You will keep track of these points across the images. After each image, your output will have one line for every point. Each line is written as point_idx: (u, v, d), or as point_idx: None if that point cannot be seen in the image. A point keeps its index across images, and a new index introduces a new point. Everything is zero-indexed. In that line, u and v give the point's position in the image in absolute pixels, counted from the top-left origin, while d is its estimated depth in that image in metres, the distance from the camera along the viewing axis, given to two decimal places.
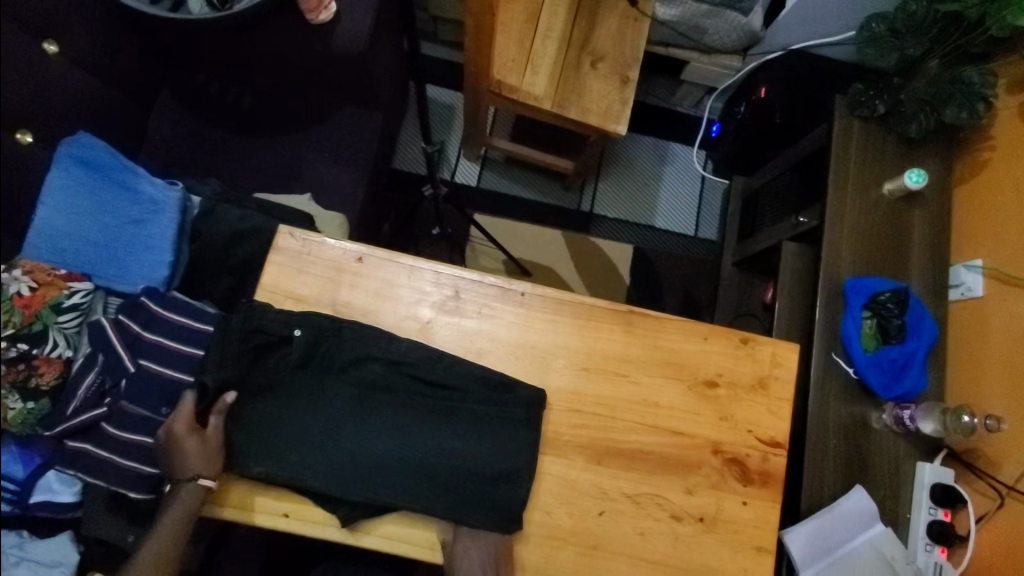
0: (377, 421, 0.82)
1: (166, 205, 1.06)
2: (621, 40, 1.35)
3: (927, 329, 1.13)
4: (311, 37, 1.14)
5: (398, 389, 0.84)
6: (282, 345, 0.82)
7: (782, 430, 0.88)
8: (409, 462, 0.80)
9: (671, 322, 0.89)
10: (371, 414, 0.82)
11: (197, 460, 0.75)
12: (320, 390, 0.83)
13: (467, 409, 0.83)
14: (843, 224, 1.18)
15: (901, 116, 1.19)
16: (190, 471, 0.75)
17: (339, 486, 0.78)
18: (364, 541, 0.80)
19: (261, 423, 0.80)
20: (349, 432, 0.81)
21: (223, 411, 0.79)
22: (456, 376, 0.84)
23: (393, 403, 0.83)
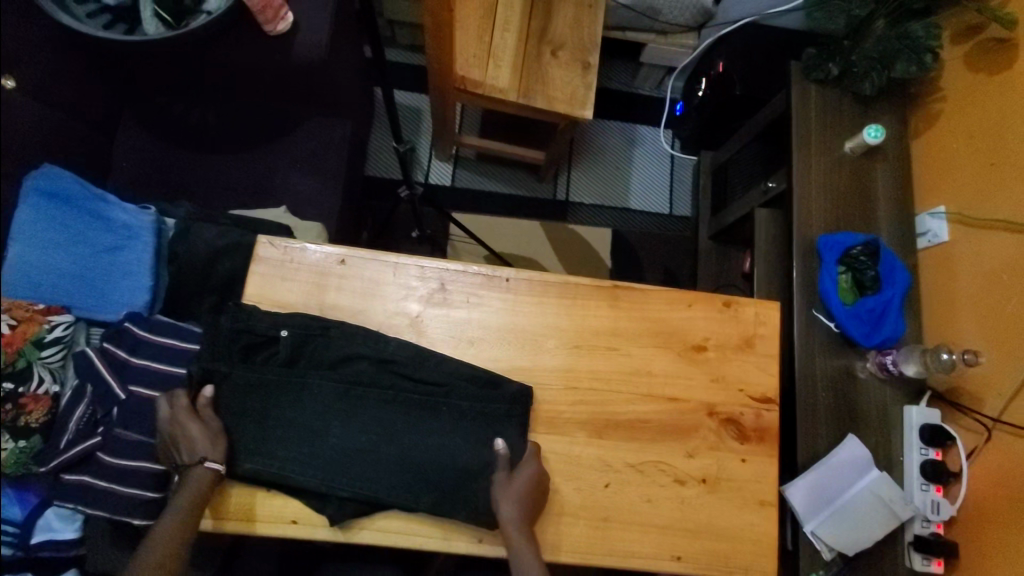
0: (359, 420, 0.81)
1: (141, 230, 1.05)
2: (578, 27, 1.37)
3: (901, 277, 1.16)
4: (271, 49, 1.14)
5: (404, 386, 0.82)
6: (272, 344, 0.82)
7: (773, 386, 0.90)
8: (402, 458, 0.80)
9: (656, 293, 0.91)
10: (351, 413, 0.81)
11: (197, 443, 0.75)
12: (325, 395, 0.81)
13: (475, 402, 0.82)
14: (811, 185, 1.21)
15: (854, 76, 1.22)
16: (194, 454, 0.75)
17: (327, 486, 0.78)
18: (357, 537, 0.79)
19: (262, 431, 0.80)
20: (332, 430, 0.80)
21: (208, 403, 0.78)
22: (440, 367, 0.84)
23: (373, 401, 0.82)
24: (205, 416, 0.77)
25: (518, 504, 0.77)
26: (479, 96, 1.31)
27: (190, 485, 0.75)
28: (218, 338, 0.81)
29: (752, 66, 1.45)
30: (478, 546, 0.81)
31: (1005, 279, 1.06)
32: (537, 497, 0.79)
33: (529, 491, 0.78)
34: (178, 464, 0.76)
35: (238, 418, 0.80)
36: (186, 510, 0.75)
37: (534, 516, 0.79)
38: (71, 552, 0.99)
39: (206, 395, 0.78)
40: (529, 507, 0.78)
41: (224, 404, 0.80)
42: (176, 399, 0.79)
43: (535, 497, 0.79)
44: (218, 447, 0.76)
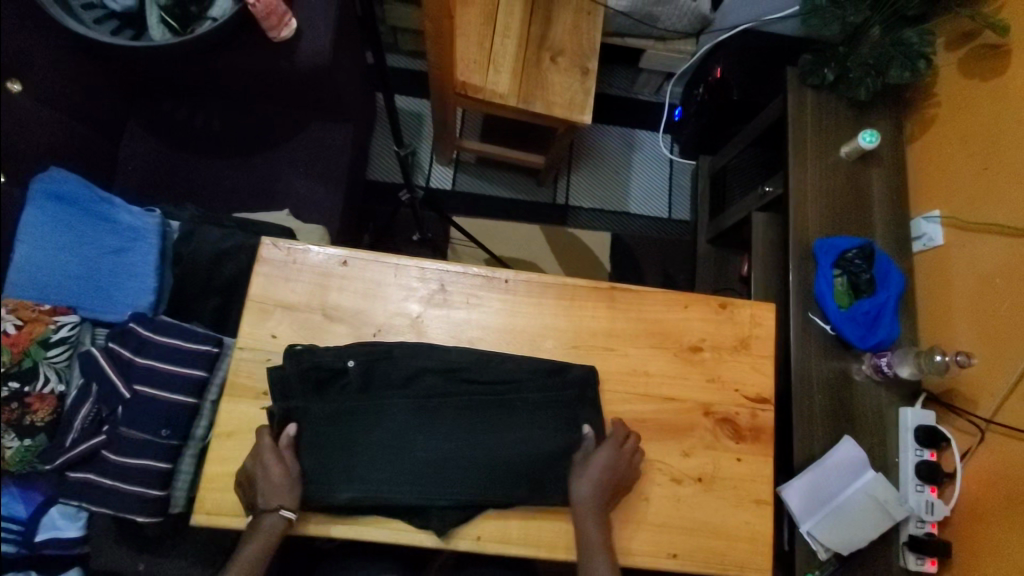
0: (376, 418, 0.82)
1: (146, 232, 1.07)
2: (578, 33, 1.39)
3: (895, 280, 1.17)
4: (275, 55, 1.17)
5: (445, 393, 0.84)
6: (338, 376, 0.83)
7: (768, 386, 0.91)
8: (476, 458, 0.82)
9: (652, 294, 0.93)
10: (366, 412, 0.82)
11: (276, 487, 0.77)
12: (369, 405, 0.83)
13: (514, 400, 0.84)
14: (807, 189, 1.23)
15: (849, 83, 1.24)
16: (272, 501, 0.77)
17: (411, 498, 0.80)
18: (460, 545, 0.82)
19: (316, 444, 0.82)
20: (343, 429, 0.82)
21: (290, 442, 0.81)
22: (476, 374, 0.85)
23: (399, 401, 0.83)
24: (287, 458, 0.79)
25: (597, 487, 0.81)
26: (480, 102, 1.33)
27: (264, 528, 0.78)
28: (286, 383, 0.81)
29: (750, 72, 1.46)
30: (478, 544, 0.82)
31: (998, 282, 1.07)
32: (617, 482, 0.82)
33: (609, 476, 0.81)
34: (254, 505, 0.79)
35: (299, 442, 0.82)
36: (259, 550, 0.78)
37: (612, 498, 0.82)
38: (75, 549, 1.00)
39: (287, 438, 0.80)
40: (608, 489, 0.81)
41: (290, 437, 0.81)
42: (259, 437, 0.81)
43: (615, 481, 0.82)
44: (295, 492, 0.79)
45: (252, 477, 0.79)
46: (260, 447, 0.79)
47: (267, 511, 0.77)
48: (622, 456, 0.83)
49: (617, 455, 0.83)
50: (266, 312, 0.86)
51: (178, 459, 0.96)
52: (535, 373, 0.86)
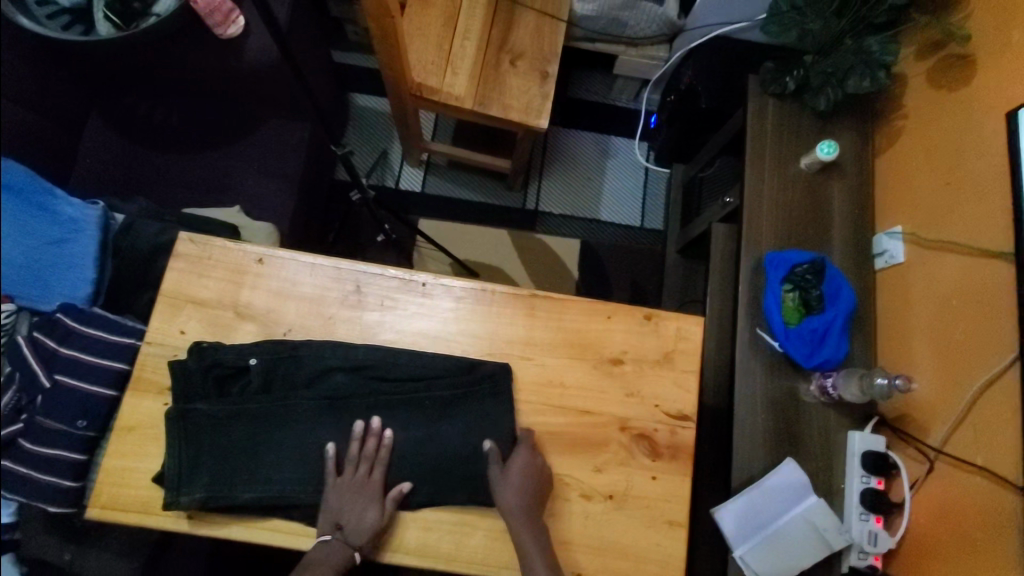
0: (279, 416, 0.81)
1: (86, 224, 1.07)
2: (539, 38, 1.38)
3: (845, 297, 1.11)
4: (225, 53, 1.19)
5: (354, 395, 0.83)
6: (242, 374, 0.83)
7: (690, 403, 0.87)
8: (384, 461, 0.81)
9: (575, 303, 0.90)
10: (269, 410, 0.81)
11: (367, 528, 0.77)
12: (274, 408, 0.81)
13: (428, 400, 0.83)
14: (762, 201, 1.19)
15: (811, 91, 1.20)
16: (354, 538, 0.76)
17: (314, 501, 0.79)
18: None
19: (209, 446, 0.80)
20: (234, 433, 0.80)
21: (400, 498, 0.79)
22: (390, 370, 0.84)
23: (305, 400, 0.82)
24: (388, 508, 0.79)
25: (523, 492, 0.79)
26: (436, 103, 1.32)
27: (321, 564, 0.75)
28: (187, 378, 0.81)
29: (718, 80, 1.42)
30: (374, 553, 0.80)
31: (954, 304, 1.03)
32: (541, 481, 0.81)
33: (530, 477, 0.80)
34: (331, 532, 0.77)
35: (194, 442, 0.79)
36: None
37: (540, 497, 0.80)
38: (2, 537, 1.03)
39: (402, 492, 0.79)
40: (532, 491, 0.79)
41: (184, 436, 0.79)
42: (374, 475, 0.79)
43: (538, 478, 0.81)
44: (372, 542, 0.78)
45: (346, 501, 0.78)
46: (374, 483, 0.78)
47: (346, 545, 0.76)
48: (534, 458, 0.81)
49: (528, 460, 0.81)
50: (177, 307, 0.86)
51: (94, 450, 0.97)
52: (444, 379, 0.84)
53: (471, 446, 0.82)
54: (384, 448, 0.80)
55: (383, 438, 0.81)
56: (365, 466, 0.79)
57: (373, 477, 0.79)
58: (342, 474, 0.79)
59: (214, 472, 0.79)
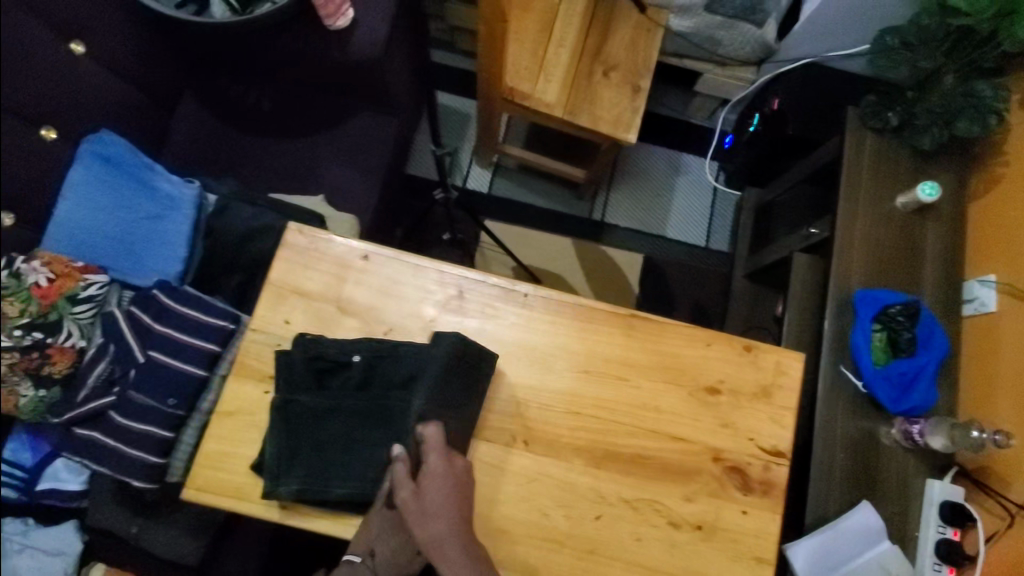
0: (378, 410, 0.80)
1: (182, 202, 1.09)
2: (634, 50, 1.37)
3: (937, 343, 1.10)
4: (328, 43, 1.17)
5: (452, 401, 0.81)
6: (342, 369, 0.83)
7: (786, 440, 0.86)
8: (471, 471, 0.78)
9: (674, 328, 0.89)
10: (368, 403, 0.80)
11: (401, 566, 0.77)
12: (370, 405, 0.81)
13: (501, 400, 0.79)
14: (854, 236, 1.16)
15: (914, 129, 1.18)
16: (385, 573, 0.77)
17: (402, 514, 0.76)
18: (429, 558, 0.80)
19: (307, 440, 0.79)
20: (331, 428, 0.80)
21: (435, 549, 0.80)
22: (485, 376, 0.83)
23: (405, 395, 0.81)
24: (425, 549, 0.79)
25: (442, 512, 0.72)
26: (525, 109, 1.32)
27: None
28: (291, 370, 0.81)
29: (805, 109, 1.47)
30: None
31: None
32: (456, 496, 0.74)
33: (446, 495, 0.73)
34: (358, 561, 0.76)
35: (294, 435, 0.79)
36: None
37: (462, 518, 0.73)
38: (73, 503, 1.06)
39: None
40: (451, 514, 0.73)
41: (284, 427, 0.79)
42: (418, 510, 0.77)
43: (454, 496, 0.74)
44: None
45: (388, 532, 0.76)
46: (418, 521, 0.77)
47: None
48: (444, 474, 0.74)
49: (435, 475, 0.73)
50: (282, 297, 0.86)
51: (183, 429, 0.95)
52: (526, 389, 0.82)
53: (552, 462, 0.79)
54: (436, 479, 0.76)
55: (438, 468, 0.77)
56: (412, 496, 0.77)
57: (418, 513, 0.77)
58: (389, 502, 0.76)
59: (311, 468, 0.78)
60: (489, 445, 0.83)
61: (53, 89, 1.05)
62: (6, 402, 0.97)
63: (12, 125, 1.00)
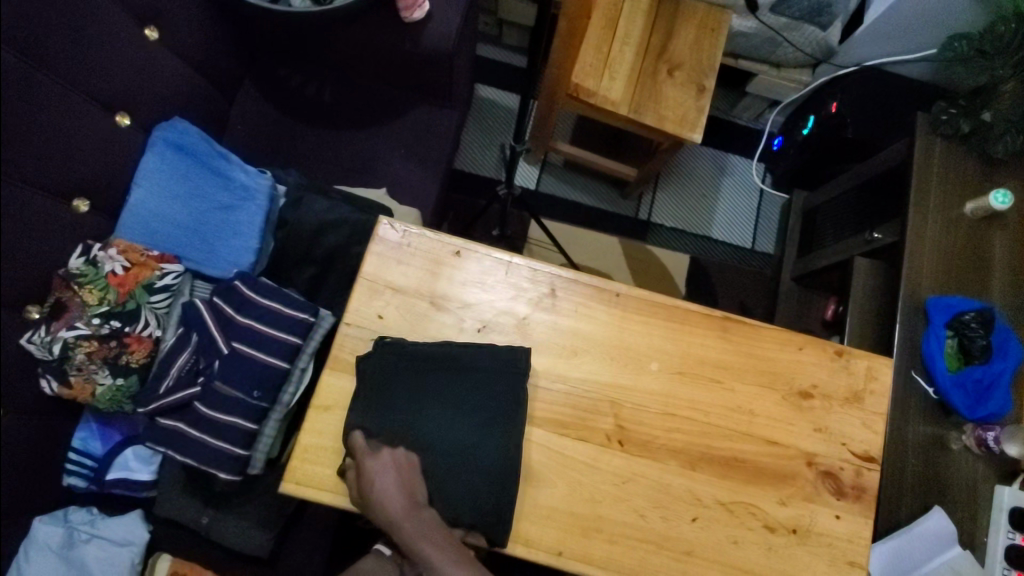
0: (456, 399, 0.79)
1: (256, 193, 1.08)
2: (698, 50, 1.35)
3: (1014, 351, 1.09)
4: (401, 35, 1.15)
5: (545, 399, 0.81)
6: None
7: (878, 446, 0.86)
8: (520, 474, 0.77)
9: (767, 331, 0.89)
10: (436, 396, 0.79)
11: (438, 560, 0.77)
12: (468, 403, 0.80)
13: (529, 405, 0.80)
14: (924, 242, 1.16)
15: (986, 136, 1.17)
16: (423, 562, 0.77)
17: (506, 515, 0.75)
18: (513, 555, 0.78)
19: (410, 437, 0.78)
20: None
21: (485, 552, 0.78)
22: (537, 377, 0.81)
23: (483, 386, 0.80)
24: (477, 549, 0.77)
25: (393, 504, 0.71)
26: (590, 105, 1.31)
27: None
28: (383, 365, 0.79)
29: (867, 110, 1.43)
30: (558, 560, 0.78)
31: None
32: (405, 482, 0.73)
33: (393, 486, 0.72)
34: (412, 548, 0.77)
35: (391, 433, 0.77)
36: None
37: (416, 502, 0.72)
38: (141, 493, 1.06)
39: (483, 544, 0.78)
40: (407, 500, 0.72)
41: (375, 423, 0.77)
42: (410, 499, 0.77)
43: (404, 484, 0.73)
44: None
45: None
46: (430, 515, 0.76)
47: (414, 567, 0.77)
48: (384, 467, 0.73)
49: (374, 473, 0.72)
50: (376, 291, 0.86)
51: (264, 421, 0.96)
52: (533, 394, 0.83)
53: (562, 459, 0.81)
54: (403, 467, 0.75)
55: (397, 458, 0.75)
56: None
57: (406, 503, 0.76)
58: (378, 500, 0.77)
59: None
60: (584, 446, 0.83)
61: (127, 76, 1.03)
62: (82, 390, 0.96)
63: (89, 111, 0.98)
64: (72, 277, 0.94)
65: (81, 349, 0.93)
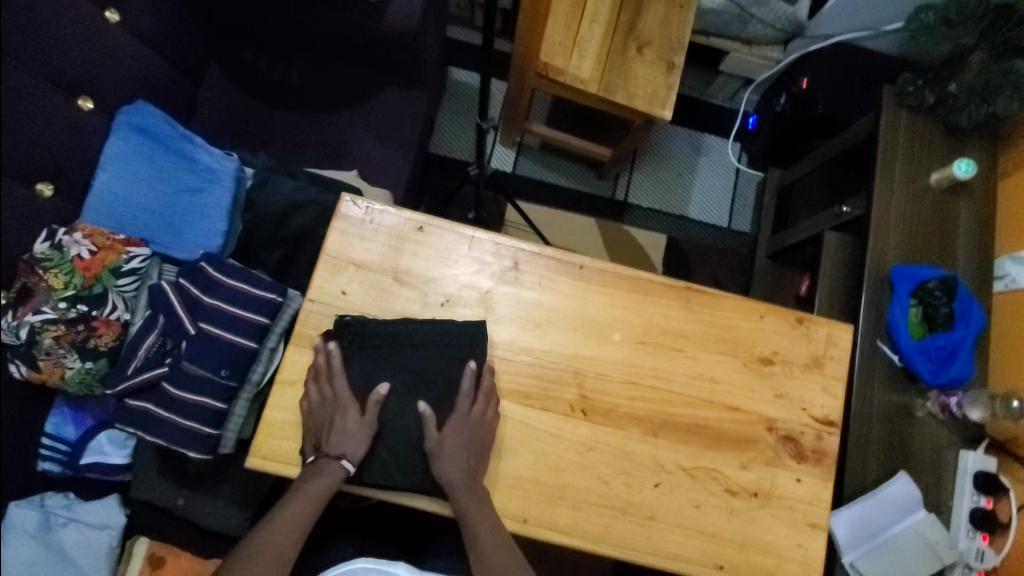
0: (414, 375, 0.81)
1: (222, 175, 1.09)
2: (668, 26, 1.36)
3: (975, 318, 1.11)
4: (365, 15, 1.15)
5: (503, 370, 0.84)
6: None
7: (837, 409, 0.88)
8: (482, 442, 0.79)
9: (729, 301, 0.90)
10: (394, 372, 0.80)
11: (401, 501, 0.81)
12: (428, 378, 0.81)
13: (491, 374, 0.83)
14: (890, 214, 1.18)
15: (950, 108, 1.18)
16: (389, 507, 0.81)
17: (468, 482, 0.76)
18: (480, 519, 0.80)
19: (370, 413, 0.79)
20: (386, 404, 0.80)
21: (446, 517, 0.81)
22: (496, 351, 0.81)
23: (440, 358, 0.81)
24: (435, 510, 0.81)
25: (458, 457, 0.76)
26: (560, 85, 1.31)
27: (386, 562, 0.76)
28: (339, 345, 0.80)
29: (835, 86, 1.44)
30: (524, 527, 0.80)
31: None
32: (481, 443, 0.79)
33: (468, 437, 0.78)
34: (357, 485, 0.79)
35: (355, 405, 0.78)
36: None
37: (480, 460, 0.78)
38: (117, 476, 1.06)
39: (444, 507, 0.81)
40: (473, 454, 0.78)
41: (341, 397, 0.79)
42: (342, 411, 0.77)
43: (477, 439, 0.78)
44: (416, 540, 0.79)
45: (329, 421, 0.77)
46: (321, 398, 0.78)
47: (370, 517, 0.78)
48: (477, 415, 0.79)
49: (469, 417, 0.78)
50: (339, 269, 0.86)
51: (234, 400, 0.97)
52: (497, 364, 0.84)
53: (524, 427, 0.83)
54: (329, 359, 0.79)
55: (330, 355, 0.79)
56: (335, 407, 0.78)
57: (337, 410, 0.78)
58: (339, 425, 0.77)
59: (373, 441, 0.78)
60: (548, 415, 0.84)
61: (88, 58, 1.02)
62: (52, 374, 0.94)
63: (47, 95, 0.97)
64: (37, 262, 0.93)
65: (49, 333, 0.93)
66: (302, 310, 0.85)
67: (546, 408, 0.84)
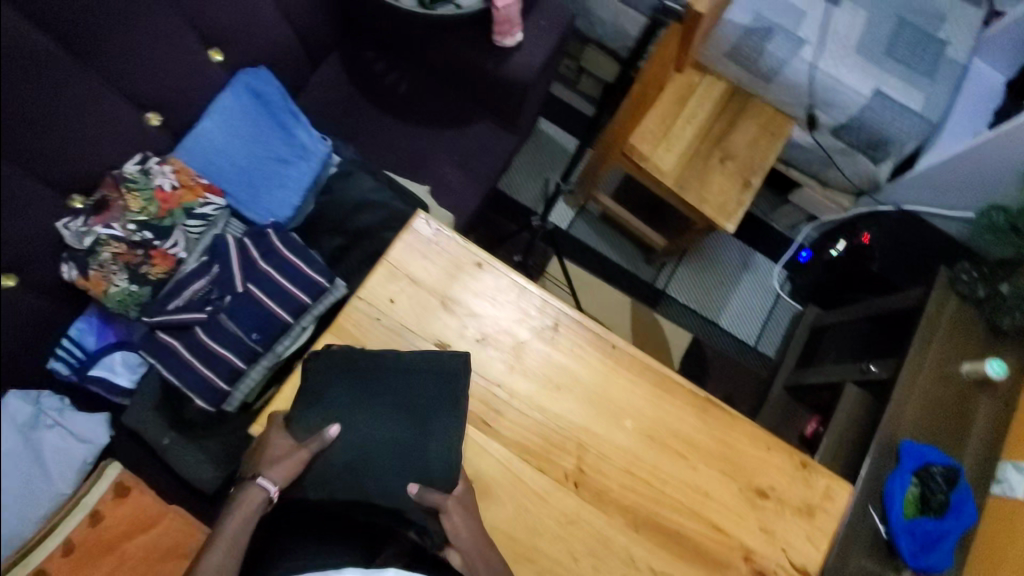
0: (428, 398, 0.83)
1: (312, 155, 1.15)
2: (755, 147, 1.43)
3: (968, 512, 1.09)
4: (487, 55, 1.22)
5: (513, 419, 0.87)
6: None
7: (817, 563, 0.88)
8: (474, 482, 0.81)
9: (742, 424, 0.92)
10: (411, 391, 0.83)
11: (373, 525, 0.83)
12: (440, 406, 0.83)
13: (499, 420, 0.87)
14: (913, 387, 1.20)
15: (999, 307, 1.21)
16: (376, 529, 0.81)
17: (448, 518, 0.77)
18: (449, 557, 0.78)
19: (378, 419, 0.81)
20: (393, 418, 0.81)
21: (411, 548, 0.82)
22: None
23: (460, 390, 0.83)
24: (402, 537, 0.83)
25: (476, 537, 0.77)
26: (639, 168, 1.35)
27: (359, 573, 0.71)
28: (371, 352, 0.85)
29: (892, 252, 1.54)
30: None
31: None
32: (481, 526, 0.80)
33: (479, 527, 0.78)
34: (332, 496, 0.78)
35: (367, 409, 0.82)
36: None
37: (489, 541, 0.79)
38: (114, 397, 1.08)
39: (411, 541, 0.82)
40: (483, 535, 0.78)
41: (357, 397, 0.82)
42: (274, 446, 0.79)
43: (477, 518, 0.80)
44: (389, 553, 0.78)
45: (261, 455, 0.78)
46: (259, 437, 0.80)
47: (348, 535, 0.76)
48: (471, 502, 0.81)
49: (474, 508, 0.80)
50: (395, 277, 0.91)
51: (254, 363, 1.01)
52: (509, 413, 0.87)
53: (516, 482, 0.84)
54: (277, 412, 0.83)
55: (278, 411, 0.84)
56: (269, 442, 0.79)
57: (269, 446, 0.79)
58: (269, 455, 0.77)
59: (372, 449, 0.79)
60: (542, 477, 0.85)
61: (233, 19, 1.11)
62: (97, 284, 0.98)
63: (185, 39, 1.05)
64: (124, 181, 1.01)
65: (110, 248, 0.98)
66: (349, 304, 0.88)
67: (541, 469, 0.86)
